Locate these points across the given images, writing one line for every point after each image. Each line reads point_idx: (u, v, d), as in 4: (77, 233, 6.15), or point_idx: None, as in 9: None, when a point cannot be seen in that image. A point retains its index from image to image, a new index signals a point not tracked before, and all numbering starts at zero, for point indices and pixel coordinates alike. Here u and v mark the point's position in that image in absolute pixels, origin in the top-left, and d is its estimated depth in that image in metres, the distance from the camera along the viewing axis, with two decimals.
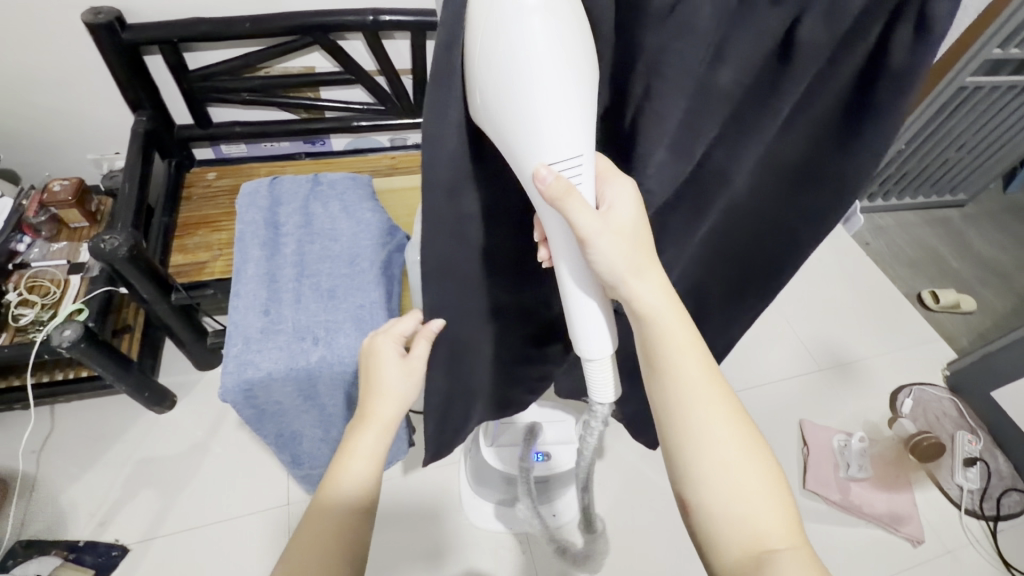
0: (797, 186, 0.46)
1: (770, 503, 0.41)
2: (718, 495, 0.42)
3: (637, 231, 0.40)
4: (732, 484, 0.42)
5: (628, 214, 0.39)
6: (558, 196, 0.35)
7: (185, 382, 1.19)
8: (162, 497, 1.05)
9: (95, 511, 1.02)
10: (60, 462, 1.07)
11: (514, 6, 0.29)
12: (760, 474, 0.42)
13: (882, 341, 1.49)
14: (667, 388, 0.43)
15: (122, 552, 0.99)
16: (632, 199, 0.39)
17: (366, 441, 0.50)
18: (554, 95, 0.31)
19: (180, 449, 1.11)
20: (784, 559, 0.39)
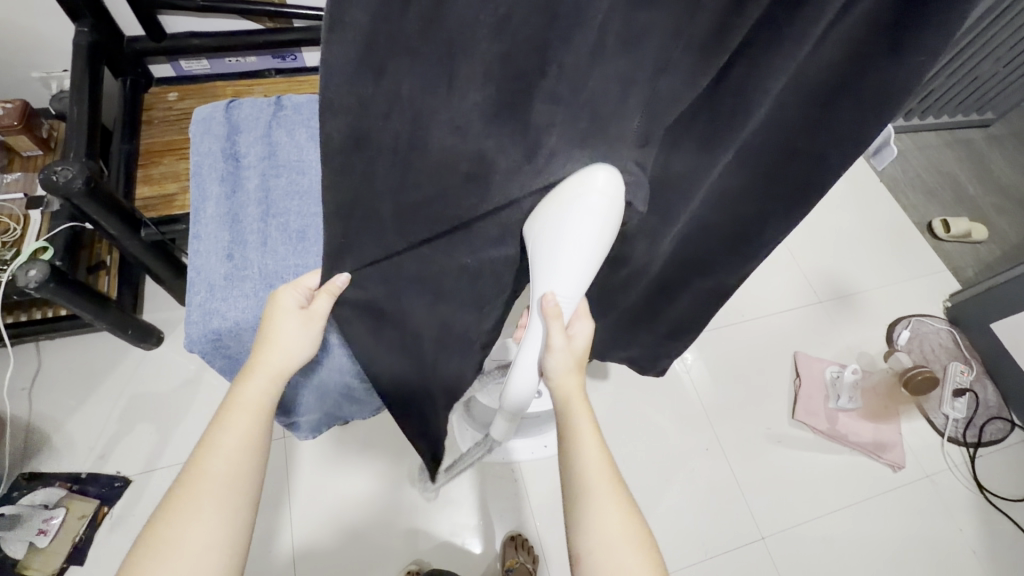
0: (820, 109, 0.39)
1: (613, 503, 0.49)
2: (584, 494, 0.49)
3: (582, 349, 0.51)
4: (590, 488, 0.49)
5: (584, 342, 0.51)
6: (549, 316, 0.43)
7: (170, 319, 1.17)
8: (159, 431, 1.06)
9: (94, 445, 1.04)
10: (52, 399, 1.07)
11: (586, 183, 0.35)
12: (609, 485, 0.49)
13: (887, 271, 1.45)
14: (571, 477, 0.50)
15: (125, 483, 1.01)
16: (588, 334, 0.51)
17: (235, 433, 0.47)
18: (579, 260, 0.39)
19: (173, 385, 1.11)
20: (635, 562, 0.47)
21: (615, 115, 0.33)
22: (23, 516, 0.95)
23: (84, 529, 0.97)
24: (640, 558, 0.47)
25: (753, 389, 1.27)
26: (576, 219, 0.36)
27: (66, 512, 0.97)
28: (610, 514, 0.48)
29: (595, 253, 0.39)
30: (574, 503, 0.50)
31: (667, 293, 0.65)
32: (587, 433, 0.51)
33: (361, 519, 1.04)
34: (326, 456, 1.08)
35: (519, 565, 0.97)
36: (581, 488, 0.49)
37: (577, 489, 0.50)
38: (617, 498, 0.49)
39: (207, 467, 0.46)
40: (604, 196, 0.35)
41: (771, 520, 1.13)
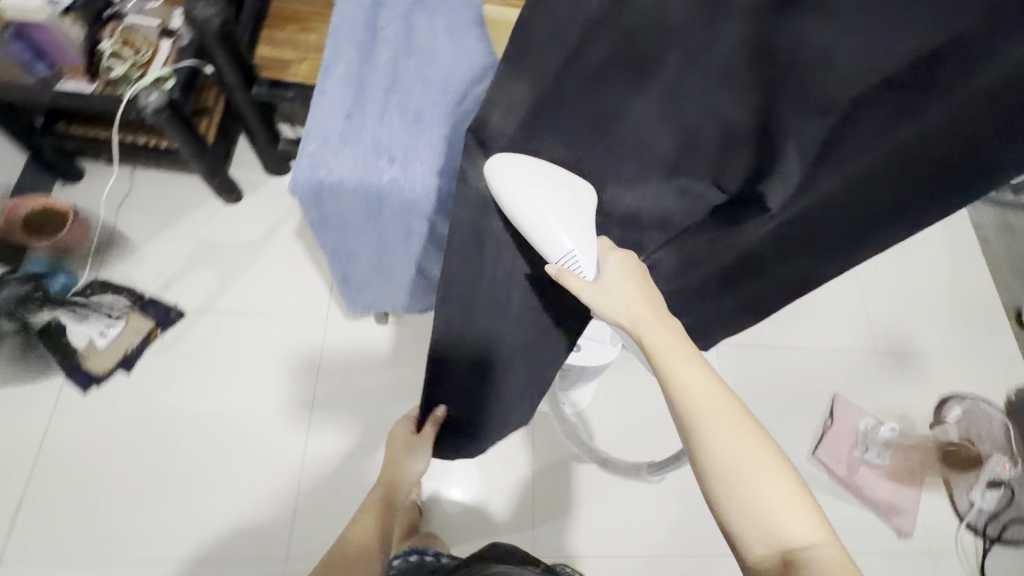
0: (976, 123, 0.43)
1: (760, 454, 0.48)
2: (729, 461, 0.47)
3: (626, 278, 0.53)
4: (733, 455, 0.48)
5: (620, 273, 0.53)
6: (564, 278, 0.52)
7: (253, 181, 1.22)
8: (220, 278, 1.13)
9: (160, 273, 1.12)
10: (134, 221, 1.15)
11: (497, 172, 0.50)
12: (752, 445, 0.48)
13: (958, 343, 1.37)
14: (700, 446, 0.48)
15: (180, 315, 1.09)
16: (616, 266, 0.53)
17: (366, 526, 0.76)
18: (547, 214, 0.51)
19: (242, 241, 1.17)
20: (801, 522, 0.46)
21: (801, 67, 0.40)
22: (87, 308, 1.04)
23: (136, 345, 1.05)
24: (775, 474, 0.47)
25: (779, 415, 1.25)
26: (513, 189, 0.50)
27: (125, 325, 1.06)
28: (733, 444, 0.48)
29: (556, 204, 0.51)
30: (714, 474, 0.48)
31: (747, 275, 0.66)
32: (684, 368, 0.50)
33: (375, 414, 1.08)
34: (358, 348, 1.13)
35: None
36: (699, 428, 0.48)
37: (695, 428, 0.48)
38: (737, 427, 0.48)
39: (352, 541, 0.73)
40: (514, 168, 0.50)
41: None
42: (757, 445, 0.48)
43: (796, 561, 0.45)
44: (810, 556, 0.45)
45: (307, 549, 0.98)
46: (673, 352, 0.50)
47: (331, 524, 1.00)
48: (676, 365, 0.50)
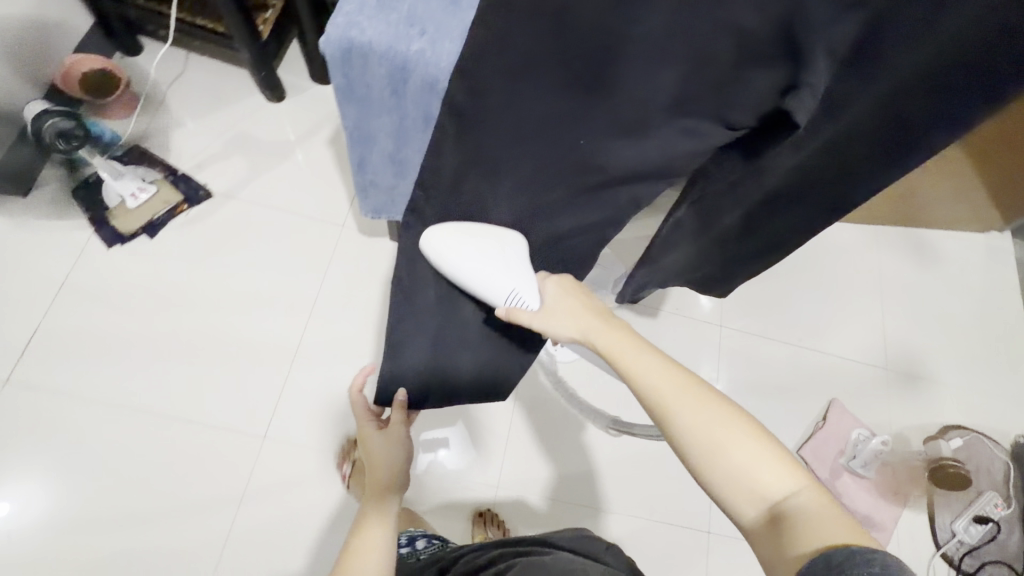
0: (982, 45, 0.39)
1: (731, 427, 0.42)
2: (701, 443, 0.42)
3: (567, 297, 0.55)
4: (704, 435, 0.42)
5: (559, 295, 0.55)
6: (513, 312, 0.57)
7: (297, 85, 1.25)
8: (249, 170, 1.17)
9: (196, 154, 1.16)
10: (180, 102, 1.19)
11: (434, 246, 0.61)
12: (725, 421, 0.42)
13: (975, 377, 1.31)
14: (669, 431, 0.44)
15: (207, 195, 1.13)
16: (554, 289, 0.56)
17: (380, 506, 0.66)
18: (484, 261, 0.59)
19: (276, 140, 1.20)
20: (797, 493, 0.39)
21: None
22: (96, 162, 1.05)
23: (162, 212, 1.11)
24: (754, 444, 0.41)
25: (770, 409, 1.23)
26: (451, 251, 0.60)
27: (156, 192, 1.11)
28: (699, 419, 0.43)
29: (489, 252, 0.59)
30: (692, 457, 0.42)
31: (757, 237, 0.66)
32: (639, 356, 0.47)
33: (371, 324, 1.10)
34: (366, 260, 1.15)
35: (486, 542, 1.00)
36: (660, 407, 0.44)
37: (657, 407, 0.44)
38: (703, 403, 0.43)
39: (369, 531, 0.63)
40: (446, 237, 0.60)
41: (728, 522, 1.10)
42: (730, 418, 0.43)
43: (787, 515, 0.39)
44: (799, 509, 0.39)
45: (284, 432, 1.02)
46: (622, 344, 0.49)
47: (312, 415, 1.04)
48: (627, 358, 0.47)
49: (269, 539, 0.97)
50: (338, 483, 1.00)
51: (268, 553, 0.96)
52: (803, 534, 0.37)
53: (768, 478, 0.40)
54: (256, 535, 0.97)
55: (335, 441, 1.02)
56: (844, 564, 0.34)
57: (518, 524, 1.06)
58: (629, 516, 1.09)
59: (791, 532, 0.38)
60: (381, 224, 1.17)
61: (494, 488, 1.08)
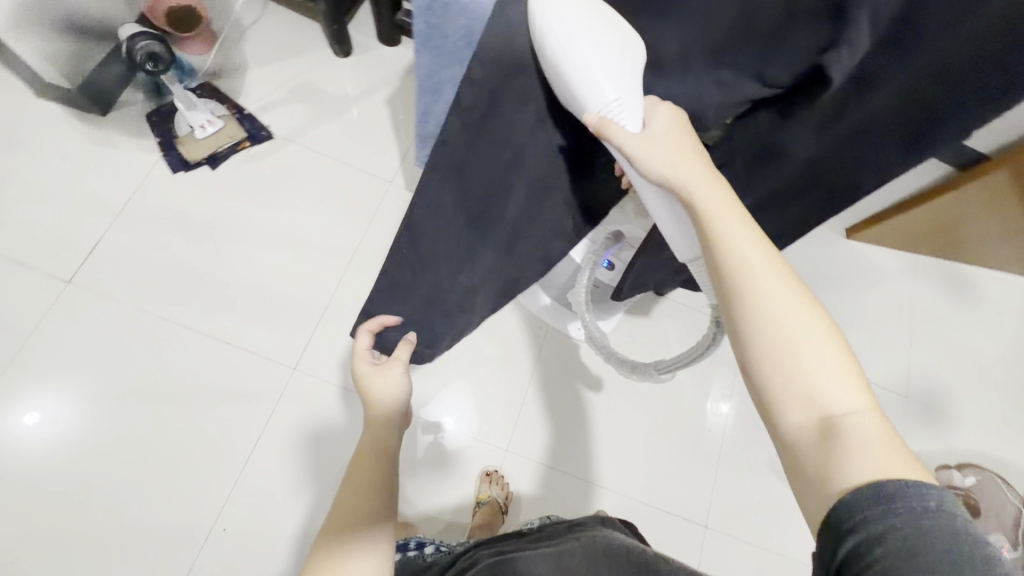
0: None
1: (815, 333, 0.38)
2: (775, 340, 0.38)
3: (676, 131, 0.45)
4: (781, 333, 0.38)
5: (665, 128, 0.45)
6: (601, 129, 0.44)
7: (364, 43, 1.29)
8: (309, 118, 1.22)
9: (262, 97, 1.22)
10: (254, 46, 1.25)
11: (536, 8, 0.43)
12: (812, 330, 0.38)
13: (997, 419, 1.29)
14: (742, 309, 0.39)
15: (268, 137, 1.19)
16: (667, 119, 0.45)
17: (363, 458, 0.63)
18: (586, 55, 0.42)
19: (338, 93, 1.25)
20: (856, 422, 0.36)
21: None
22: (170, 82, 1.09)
23: (226, 147, 1.17)
24: (836, 363, 0.37)
25: None
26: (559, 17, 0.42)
27: (222, 127, 1.16)
28: (785, 312, 0.38)
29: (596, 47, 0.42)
30: (759, 344, 0.38)
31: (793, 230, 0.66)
32: (739, 237, 0.41)
33: None
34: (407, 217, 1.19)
35: (489, 501, 1.04)
36: (744, 285, 0.39)
37: (741, 281, 0.39)
38: (798, 300, 0.39)
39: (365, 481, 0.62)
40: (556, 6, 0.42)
41: (725, 519, 1.11)
42: (816, 324, 0.38)
43: (840, 431, 0.36)
44: (856, 430, 0.36)
45: (311, 368, 1.07)
46: (723, 213, 0.42)
47: (339, 355, 1.08)
48: (728, 227, 0.41)
49: (285, 464, 1.02)
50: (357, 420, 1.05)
51: (283, 477, 1.01)
52: (857, 457, 0.34)
53: (835, 393, 0.37)
54: (274, 457, 1.02)
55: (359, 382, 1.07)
56: (889, 492, 0.32)
57: (520, 489, 1.09)
58: (628, 499, 1.11)
59: (836, 442, 0.35)
60: None
61: (502, 450, 1.11)
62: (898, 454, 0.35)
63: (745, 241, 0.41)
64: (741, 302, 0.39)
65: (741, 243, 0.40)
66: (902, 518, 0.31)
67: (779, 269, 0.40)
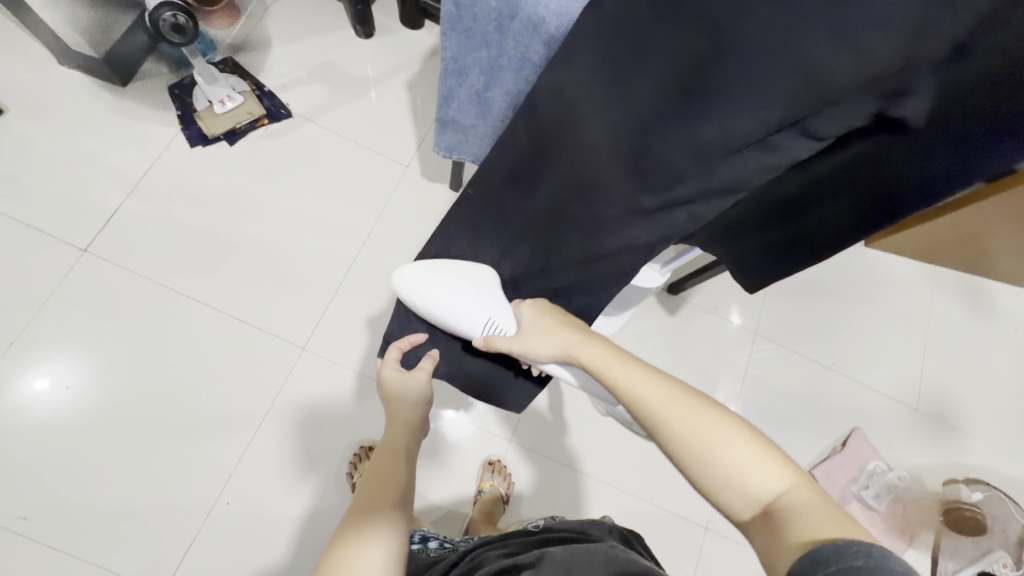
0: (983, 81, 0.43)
1: (730, 437, 0.46)
2: (701, 452, 0.46)
3: (547, 318, 0.64)
4: (701, 446, 0.46)
5: (540, 310, 0.65)
6: None
7: (387, 25, 1.28)
8: (329, 99, 1.22)
9: (283, 75, 1.21)
10: (277, 23, 1.24)
11: None
12: (725, 439, 0.46)
13: (1008, 437, 1.27)
14: (673, 446, 0.48)
15: (287, 115, 1.19)
16: (531, 311, 0.65)
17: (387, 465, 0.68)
18: None
19: (358, 74, 1.24)
20: (791, 495, 0.42)
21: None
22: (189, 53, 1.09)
23: (245, 124, 1.16)
24: (748, 448, 0.45)
25: (789, 424, 1.23)
26: None
27: (242, 103, 1.16)
28: (697, 429, 0.47)
29: None
30: (695, 468, 0.46)
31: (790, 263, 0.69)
32: (643, 387, 0.52)
33: None
34: (422, 203, 1.18)
35: (490, 490, 1.04)
36: (653, 419, 0.50)
37: (652, 418, 0.50)
38: (701, 418, 0.48)
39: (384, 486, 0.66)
40: None
41: (725, 522, 1.11)
42: (725, 430, 0.47)
43: (779, 512, 0.42)
44: (790, 504, 0.42)
45: (320, 348, 1.08)
46: (624, 372, 0.54)
47: (349, 337, 1.09)
48: (630, 380, 0.53)
49: (291, 442, 1.03)
50: (364, 404, 1.06)
51: (288, 454, 1.02)
52: (796, 524, 0.40)
53: (761, 477, 0.44)
54: (280, 434, 1.03)
55: (367, 365, 1.08)
56: (836, 552, 0.36)
57: (522, 480, 1.09)
58: (629, 496, 1.11)
59: (779, 522, 0.41)
60: (444, 172, 1.20)
61: (506, 441, 1.11)
62: (830, 512, 0.41)
63: (640, 384, 0.52)
64: (669, 441, 0.48)
65: (638, 391, 0.52)
66: (847, 553, 0.36)
67: (674, 402, 0.50)
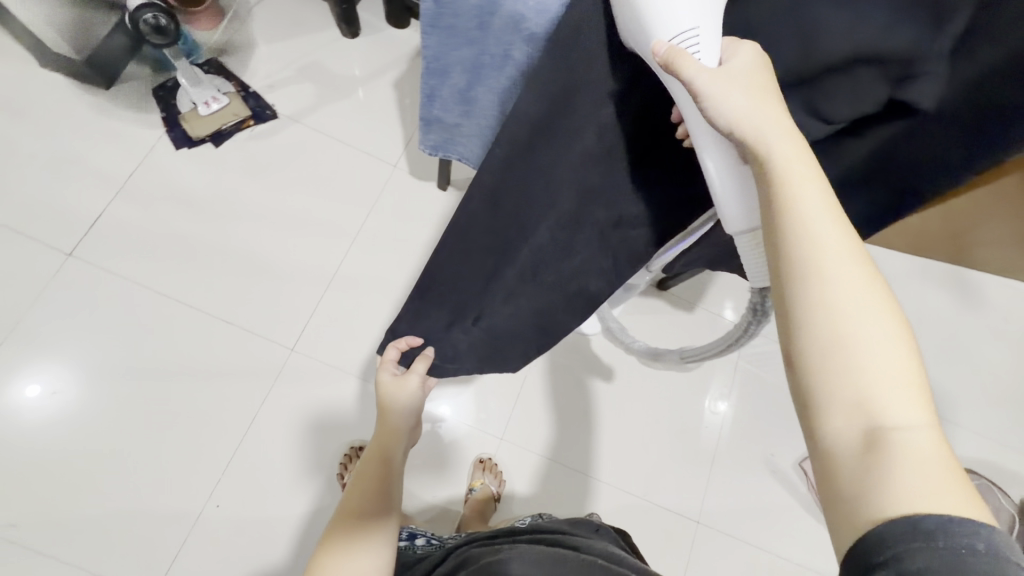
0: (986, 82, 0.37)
1: (893, 340, 0.29)
2: (837, 324, 0.29)
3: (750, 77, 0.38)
4: (850, 321, 0.29)
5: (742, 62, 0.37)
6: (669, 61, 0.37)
7: (373, 24, 1.28)
8: (315, 99, 1.21)
9: (268, 76, 1.21)
10: (262, 23, 1.24)
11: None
12: (890, 345, 0.29)
13: (996, 427, 1.28)
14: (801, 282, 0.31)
15: (273, 116, 1.18)
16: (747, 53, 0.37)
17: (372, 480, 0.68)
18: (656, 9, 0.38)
19: (345, 74, 1.24)
20: (914, 441, 0.27)
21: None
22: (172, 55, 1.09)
23: (230, 125, 1.16)
24: (909, 385, 0.28)
25: None
26: None
27: (227, 104, 1.16)
28: (862, 303, 0.29)
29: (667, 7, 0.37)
30: (825, 328, 0.30)
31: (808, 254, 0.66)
32: (821, 211, 0.31)
33: (408, 264, 1.14)
34: (410, 203, 1.18)
35: (482, 488, 1.04)
36: (805, 236, 0.31)
37: (792, 240, 0.31)
38: (876, 299, 0.30)
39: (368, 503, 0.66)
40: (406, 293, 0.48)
41: (717, 516, 1.11)
42: (897, 334, 0.29)
43: (888, 448, 0.27)
44: (908, 447, 0.27)
45: (309, 349, 1.07)
46: (803, 194, 0.32)
47: (338, 338, 1.08)
48: (808, 197, 0.32)
49: (281, 444, 1.02)
50: (355, 404, 1.06)
51: (279, 457, 1.02)
52: (902, 469, 0.27)
53: (894, 399, 0.28)
54: (270, 436, 1.02)
55: (358, 366, 1.07)
56: (931, 528, 0.25)
57: (514, 477, 1.09)
58: (621, 492, 1.11)
59: (883, 453, 0.27)
60: (432, 171, 1.20)
61: (498, 439, 1.11)
62: (954, 475, 0.27)
63: (819, 215, 0.31)
64: (808, 273, 0.30)
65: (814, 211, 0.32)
66: (937, 534, 0.25)
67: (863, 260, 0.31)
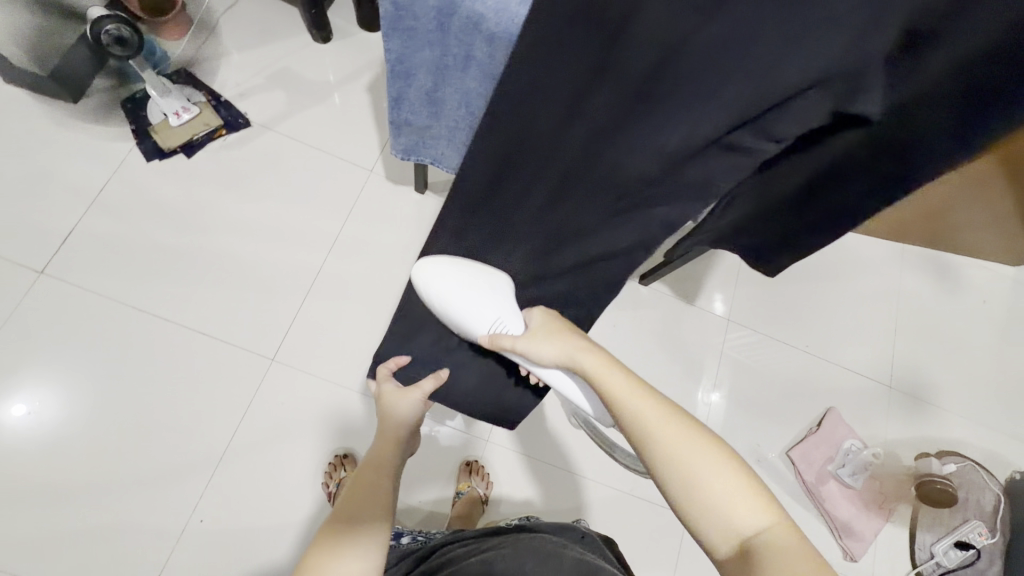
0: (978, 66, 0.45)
1: (714, 463, 0.45)
2: (685, 475, 0.45)
3: (554, 324, 0.61)
4: (688, 473, 0.45)
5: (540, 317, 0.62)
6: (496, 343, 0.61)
7: (343, 28, 1.27)
8: (287, 106, 1.20)
9: (239, 84, 1.19)
10: (230, 31, 1.22)
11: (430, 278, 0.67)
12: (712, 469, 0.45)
13: (980, 407, 1.29)
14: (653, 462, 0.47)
15: (245, 124, 1.17)
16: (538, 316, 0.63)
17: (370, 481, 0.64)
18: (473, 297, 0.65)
19: (317, 79, 1.23)
20: (768, 536, 0.42)
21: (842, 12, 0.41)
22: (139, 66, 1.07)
23: (202, 135, 1.14)
24: (733, 483, 0.45)
25: (766, 408, 1.24)
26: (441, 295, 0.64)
27: (197, 114, 1.14)
28: (689, 452, 0.46)
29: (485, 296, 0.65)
30: (679, 490, 0.45)
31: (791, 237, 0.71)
32: (642, 404, 0.49)
33: (387, 268, 1.13)
34: (388, 206, 1.17)
35: (469, 491, 1.04)
36: (642, 430, 0.48)
37: (640, 433, 0.48)
38: (693, 445, 0.47)
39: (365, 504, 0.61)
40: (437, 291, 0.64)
41: None
42: (717, 462, 0.46)
43: (756, 552, 0.41)
44: (766, 544, 0.41)
45: (290, 359, 1.06)
46: (619, 383, 0.51)
47: (320, 346, 1.08)
48: (627, 396, 0.50)
49: (266, 456, 1.01)
50: (338, 411, 1.05)
51: (263, 469, 1.01)
52: (771, 565, 0.40)
53: (744, 514, 0.43)
54: (254, 448, 1.02)
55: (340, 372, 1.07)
56: None
57: (502, 478, 1.09)
58: (610, 488, 1.11)
59: (755, 559, 0.41)
60: (409, 174, 1.20)
61: (485, 441, 1.10)
62: (801, 551, 0.41)
63: (641, 403, 0.49)
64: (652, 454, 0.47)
65: (638, 408, 0.49)
66: None
67: (676, 423, 0.48)
